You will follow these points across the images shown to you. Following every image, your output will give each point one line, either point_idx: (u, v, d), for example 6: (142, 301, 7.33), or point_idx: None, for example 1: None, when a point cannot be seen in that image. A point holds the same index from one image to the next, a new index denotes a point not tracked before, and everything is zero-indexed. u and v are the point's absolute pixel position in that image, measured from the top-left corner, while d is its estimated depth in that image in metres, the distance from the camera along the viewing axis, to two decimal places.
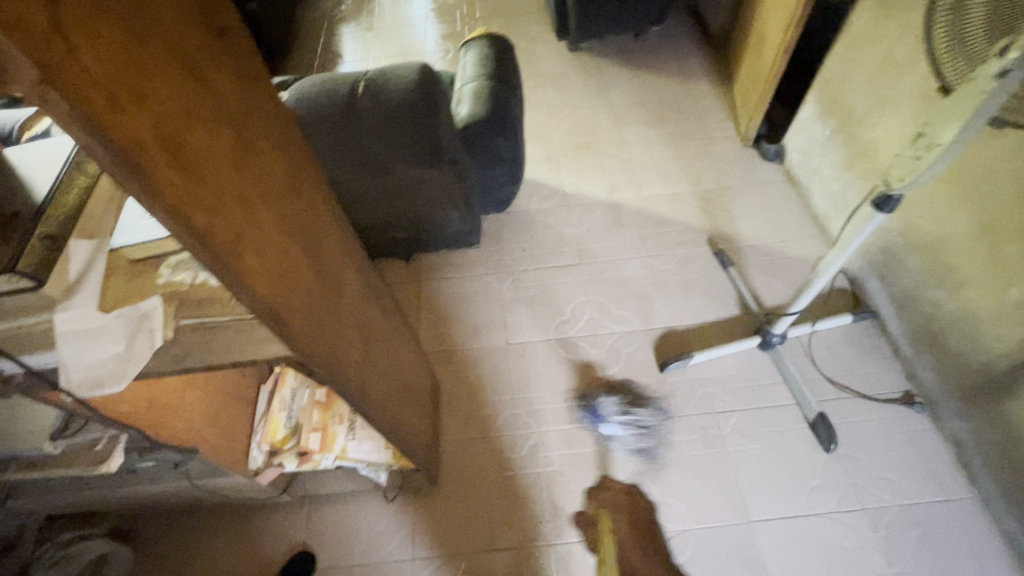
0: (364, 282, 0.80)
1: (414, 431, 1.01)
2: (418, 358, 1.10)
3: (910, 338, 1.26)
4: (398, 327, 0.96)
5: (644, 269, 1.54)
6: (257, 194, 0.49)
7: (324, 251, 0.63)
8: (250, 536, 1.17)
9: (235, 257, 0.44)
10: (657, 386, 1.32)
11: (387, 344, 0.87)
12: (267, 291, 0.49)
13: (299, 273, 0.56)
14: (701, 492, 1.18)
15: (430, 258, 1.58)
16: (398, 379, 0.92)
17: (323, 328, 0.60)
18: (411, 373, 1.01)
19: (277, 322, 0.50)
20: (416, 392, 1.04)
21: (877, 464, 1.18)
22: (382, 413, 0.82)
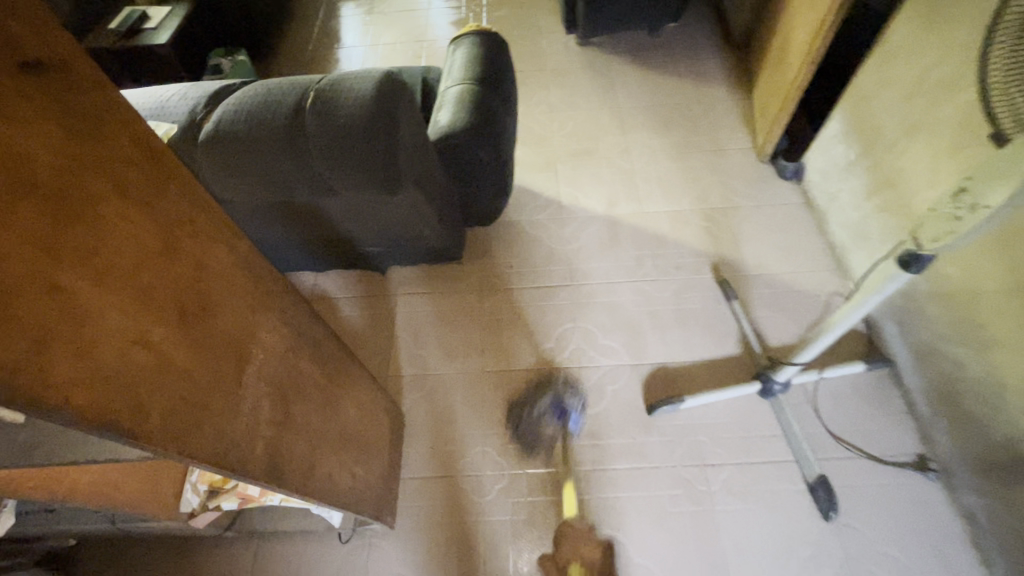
0: (295, 334, 0.70)
1: (362, 481, 0.92)
2: (375, 397, 1.00)
3: (927, 396, 1.13)
4: (345, 373, 0.86)
5: (638, 296, 1.41)
6: (92, 274, 0.38)
7: (220, 318, 0.52)
8: (192, 570, 1.10)
9: (34, 369, 0.33)
10: (641, 430, 1.21)
11: (324, 398, 0.77)
12: (102, 398, 0.38)
13: (167, 359, 0.45)
14: (680, 555, 1.07)
15: (409, 271, 1.47)
16: (338, 432, 0.82)
17: (204, 417, 0.49)
18: (360, 419, 0.91)
19: (119, 432, 0.40)
20: (367, 437, 0.94)
21: (879, 537, 1.06)
22: (310, 481, 0.71)
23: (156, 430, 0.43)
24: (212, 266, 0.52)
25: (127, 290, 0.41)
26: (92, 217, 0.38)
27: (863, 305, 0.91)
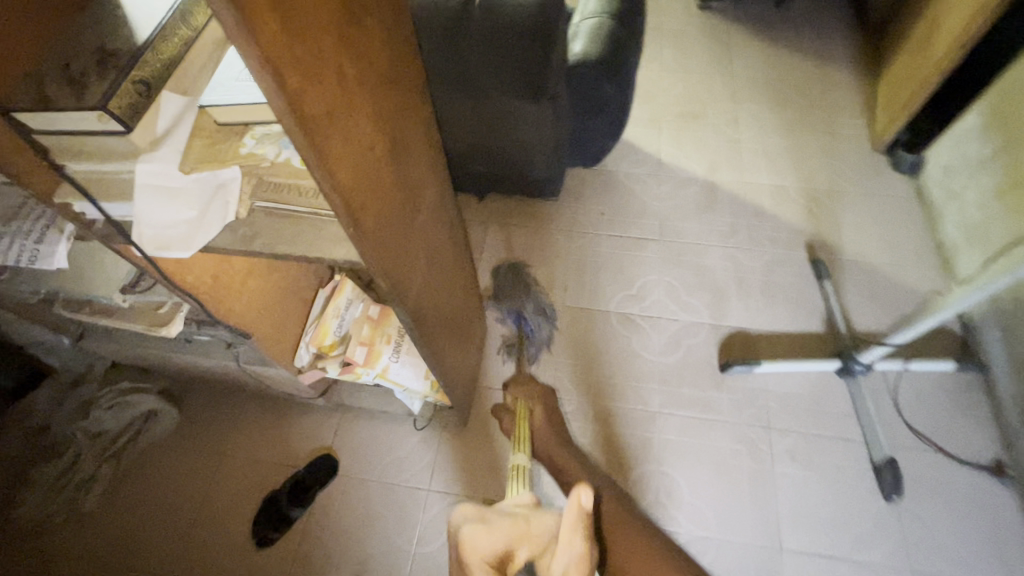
0: (440, 205, 0.76)
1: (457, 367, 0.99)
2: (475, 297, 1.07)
3: (1019, 404, 1.11)
4: (462, 260, 0.92)
5: (727, 261, 1.41)
6: (356, 78, 0.44)
7: (408, 160, 0.59)
8: (281, 428, 1.22)
9: (323, 139, 0.40)
10: (712, 386, 1.23)
11: (448, 273, 0.84)
12: (348, 187, 0.45)
13: (380, 175, 0.51)
14: (732, 503, 1.10)
15: (505, 201, 1.52)
16: (451, 311, 0.89)
17: (391, 240, 0.57)
18: (462, 313, 0.98)
19: (351, 224, 0.47)
20: (464, 332, 1.01)
21: (937, 526, 1.06)
22: (432, 343, 0.79)
23: (366, 227, 0.50)
24: (411, 110, 0.58)
25: (370, 96, 0.47)
26: (360, 23, 0.43)
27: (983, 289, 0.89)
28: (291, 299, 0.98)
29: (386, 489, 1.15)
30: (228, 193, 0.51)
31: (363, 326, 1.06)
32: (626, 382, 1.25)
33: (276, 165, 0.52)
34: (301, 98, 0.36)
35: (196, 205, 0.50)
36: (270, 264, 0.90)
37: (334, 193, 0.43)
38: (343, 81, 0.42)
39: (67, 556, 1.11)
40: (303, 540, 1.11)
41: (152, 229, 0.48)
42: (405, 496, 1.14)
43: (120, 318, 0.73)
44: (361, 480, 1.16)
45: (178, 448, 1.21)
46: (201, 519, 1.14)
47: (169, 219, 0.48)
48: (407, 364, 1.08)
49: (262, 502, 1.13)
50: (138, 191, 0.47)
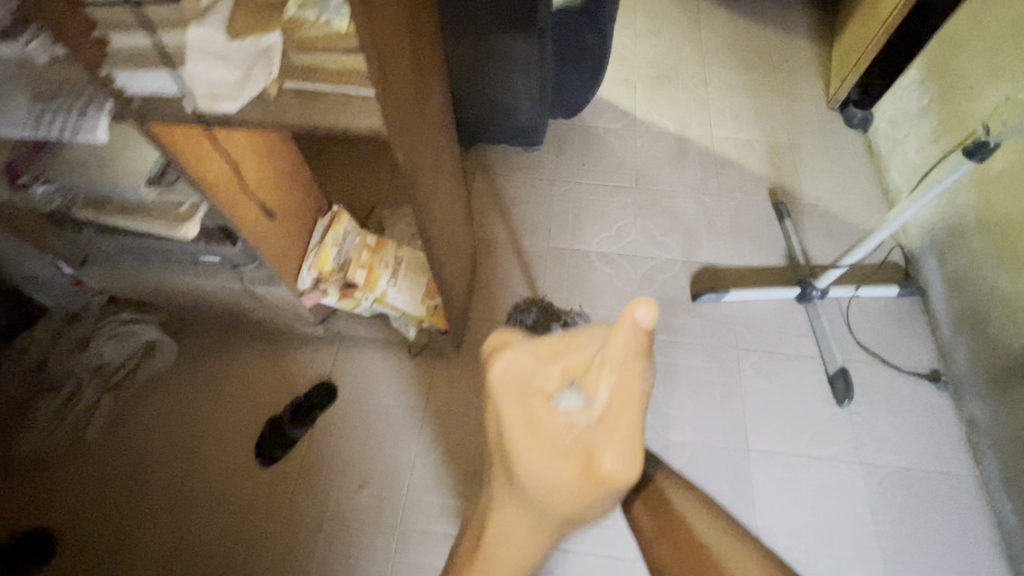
0: (435, 113, 0.84)
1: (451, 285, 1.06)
2: (457, 220, 1.15)
3: (952, 319, 1.25)
4: (448, 175, 1.00)
5: (698, 205, 1.52)
6: None
7: (414, 50, 0.66)
8: (279, 360, 1.25)
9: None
10: (685, 314, 1.33)
11: (439, 181, 0.92)
12: (379, 46, 0.52)
13: (399, 51, 0.59)
14: (705, 413, 1.21)
15: (490, 152, 1.58)
16: (442, 221, 0.97)
17: (405, 117, 0.64)
18: (450, 230, 1.06)
19: (381, 83, 0.54)
20: (449, 250, 1.08)
21: (883, 425, 1.18)
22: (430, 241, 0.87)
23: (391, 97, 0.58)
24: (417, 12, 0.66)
25: None
26: None
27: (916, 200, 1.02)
28: (296, 221, 1.04)
29: (385, 413, 1.21)
30: (268, 58, 0.58)
31: (362, 251, 1.13)
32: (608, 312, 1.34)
33: (315, 27, 0.57)
34: None
35: (240, 67, 0.58)
36: (277, 182, 0.95)
37: (371, 51, 0.51)
38: None
39: (70, 484, 1.14)
40: (305, 460, 1.16)
41: (204, 85, 0.58)
42: (403, 418, 1.21)
43: (140, 216, 0.78)
44: (361, 404, 1.22)
45: (178, 381, 1.24)
46: (204, 446, 1.18)
47: (213, 79, 0.58)
48: (404, 289, 1.15)
49: (265, 425, 1.18)
50: (190, 54, 0.56)
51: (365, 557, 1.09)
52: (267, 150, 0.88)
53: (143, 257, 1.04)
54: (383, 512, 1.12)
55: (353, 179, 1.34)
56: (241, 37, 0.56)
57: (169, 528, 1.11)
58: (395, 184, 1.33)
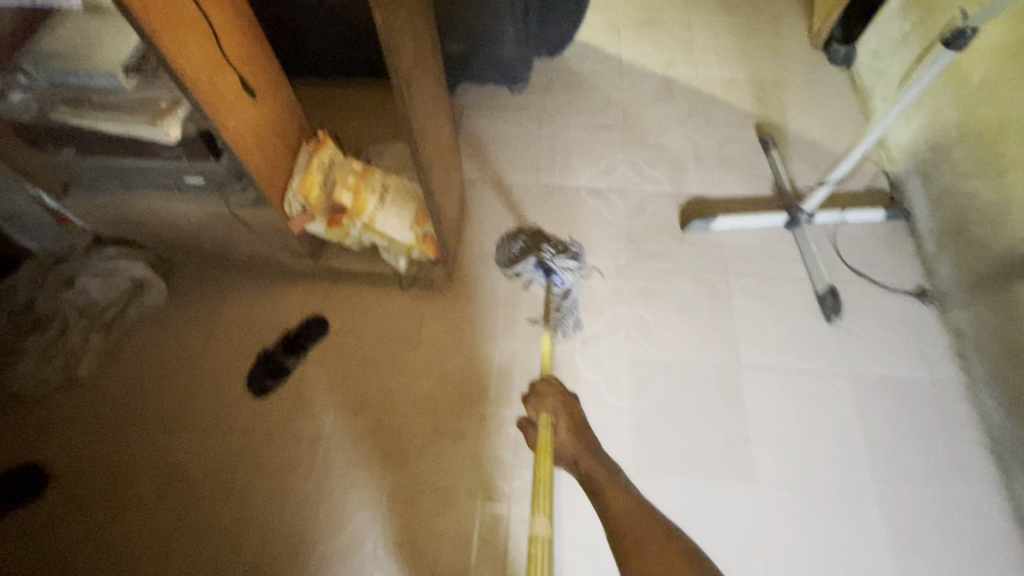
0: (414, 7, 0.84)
1: (437, 203, 1.07)
2: (445, 143, 1.15)
3: (937, 234, 1.26)
4: (431, 87, 1.00)
5: (686, 140, 1.52)
6: None
7: None
8: (269, 295, 1.24)
9: None
10: (674, 241, 1.34)
11: (421, 84, 0.92)
12: None
13: None
14: (695, 333, 1.21)
15: (475, 94, 1.57)
16: (426, 129, 0.97)
17: None
18: (435, 145, 1.05)
19: None
20: (438, 169, 1.08)
21: (872, 338, 1.20)
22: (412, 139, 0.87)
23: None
24: None
25: None
26: None
27: (901, 100, 1.05)
28: (280, 141, 1.03)
29: (377, 343, 1.21)
30: None
31: (349, 176, 1.11)
32: (599, 243, 1.34)
33: None
34: None
35: None
36: (263, 98, 0.95)
37: None
38: None
39: (65, 417, 1.13)
40: (299, 388, 1.16)
41: None
42: (396, 347, 1.20)
43: (120, 115, 0.78)
44: (352, 336, 1.21)
45: (168, 320, 1.23)
46: (196, 380, 1.17)
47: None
48: (393, 215, 1.14)
49: (260, 355, 1.18)
50: None
51: (362, 478, 1.09)
52: (246, 57, 0.88)
53: (128, 182, 1.03)
54: (378, 436, 1.12)
55: (338, 115, 1.33)
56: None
57: (165, 458, 1.11)
58: (381, 119, 1.32)
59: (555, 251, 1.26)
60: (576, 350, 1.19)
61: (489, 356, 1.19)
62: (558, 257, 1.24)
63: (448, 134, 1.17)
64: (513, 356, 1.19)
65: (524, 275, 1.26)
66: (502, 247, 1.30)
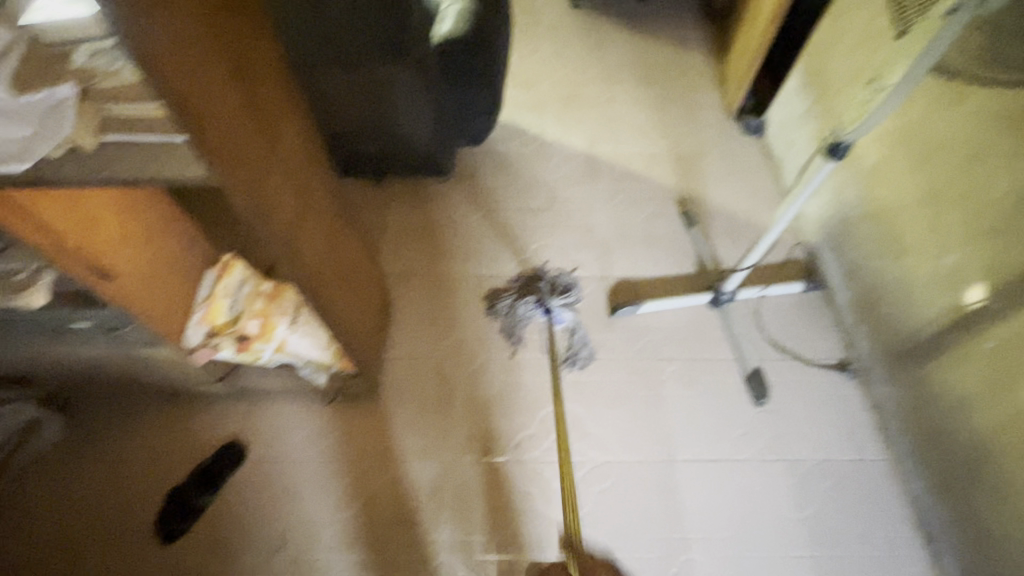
0: (316, 161, 0.85)
1: (349, 328, 1.05)
2: (365, 261, 1.15)
3: (851, 307, 1.30)
4: (342, 220, 1.01)
5: (612, 221, 1.53)
6: (217, 38, 0.54)
7: (274, 113, 0.68)
8: (179, 425, 1.17)
9: (171, 86, 0.48)
10: (604, 328, 1.34)
11: (327, 228, 0.92)
12: (200, 122, 0.53)
13: (239, 123, 0.59)
14: (627, 427, 1.20)
15: (399, 185, 1.56)
16: (336, 264, 0.98)
17: (257, 179, 0.65)
18: (351, 268, 1.05)
19: (207, 153, 0.55)
20: (354, 291, 1.07)
21: (800, 418, 1.21)
22: (308, 287, 0.86)
23: (227, 164, 0.58)
24: (257, 41, 0.62)
25: (205, 17, 0.52)
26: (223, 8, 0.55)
27: (799, 196, 1.09)
28: (177, 275, 0.97)
29: (296, 466, 1.15)
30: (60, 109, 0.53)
31: (256, 301, 1.05)
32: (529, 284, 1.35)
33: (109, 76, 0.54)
34: (158, 63, 0.46)
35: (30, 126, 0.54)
36: (153, 241, 0.90)
37: (186, 126, 0.51)
38: (210, 38, 0.53)
39: None
40: (213, 528, 1.08)
41: None
42: (319, 470, 1.14)
43: None
44: (273, 462, 1.15)
45: (67, 459, 1.13)
46: (99, 527, 1.08)
47: (3, 134, 0.54)
48: (305, 335, 1.08)
49: (168, 494, 1.10)
50: None
51: None
52: (124, 207, 0.83)
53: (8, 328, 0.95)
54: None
55: None
56: (29, 95, 0.53)
57: None
58: None
59: (552, 288, 1.33)
60: (510, 458, 1.16)
61: (417, 473, 1.14)
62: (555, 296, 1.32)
63: (364, 245, 1.14)
64: (444, 469, 1.15)
65: (525, 313, 1.31)
66: (489, 301, 1.36)
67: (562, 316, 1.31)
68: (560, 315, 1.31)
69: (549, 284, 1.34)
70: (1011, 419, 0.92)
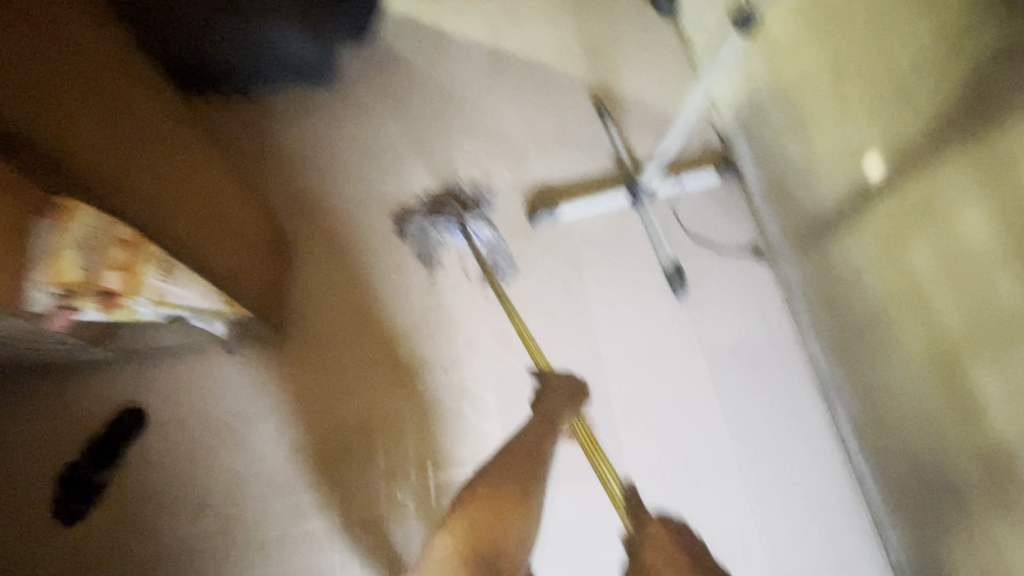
0: (156, 111, 0.82)
1: (242, 278, 1.00)
2: (246, 204, 1.08)
3: (763, 192, 1.30)
4: (209, 169, 0.97)
5: (524, 122, 1.41)
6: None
7: (77, 52, 0.65)
8: (63, 398, 1.05)
9: None
10: (524, 239, 1.28)
11: (189, 178, 0.89)
12: None
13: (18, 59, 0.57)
14: (553, 336, 1.19)
15: (278, 99, 1.35)
16: (212, 215, 0.93)
17: (64, 119, 0.62)
18: (230, 215, 0.99)
19: None
20: (240, 238, 1.01)
21: (716, 306, 1.25)
22: (178, 243, 0.82)
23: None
24: None
25: None
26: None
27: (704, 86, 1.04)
28: None
29: (208, 421, 1.07)
30: None
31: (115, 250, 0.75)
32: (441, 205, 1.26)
33: None
34: None
35: None
36: None
37: None
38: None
39: None
40: (127, 499, 1.01)
41: None
42: (234, 422, 1.08)
43: None
44: (180, 421, 1.07)
45: None
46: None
47: None
48: (190, 284, 0.87)
49: (60, 473, 1.01)
50: None
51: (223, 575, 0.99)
52: None
53: None
54: (229, 531, 1.01)
55: None
56: None
57: None
58: None
59: (464, 206, 1.25)
60: (438, 381, 1.13)
61: (342, 410, 1.10)
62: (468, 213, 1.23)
63: (237, 181, 1.06)
64: (370, 403, 1.11)
65: (438, 236, 1.23)
66: (398, 223, 1.25)
67: (479, 235, 1.23)
68: (476, 232, 1.22)
69: (460, 203, 1.25)
70: (899, 285, 0.97)
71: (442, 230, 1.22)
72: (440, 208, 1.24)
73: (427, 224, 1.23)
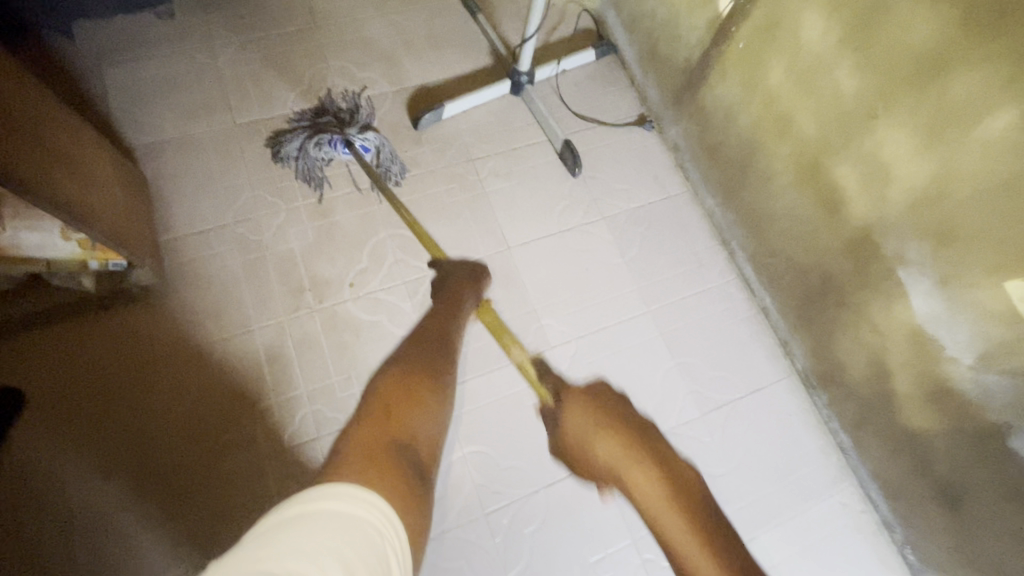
0: None
1: (109, 223, 0.93)
2: (92, 144, 0.97)
3: (639, 61, 1.32)
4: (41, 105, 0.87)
5: (391, 27, 1.34)
6: None
7: None
8: None
9: None
10: (412, 144, 1.23)
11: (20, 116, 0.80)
12: None
13: None
14: (458, 233, 1.17)
15: (105, 35, 1.19)
16: (55, 156, 0.85)
17: None
18: (74, 155, 0.90)
19: None
20: (93, 180, 0.92)
21: (612, 178, 1.27)
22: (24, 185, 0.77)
23: None
24: None
25: None
26: None
27: None
28: None
29: (102, 384, 0.98)
30: None
31: None
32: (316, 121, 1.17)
33: None
34: None
35: None
36: None
37: None
38: None
39: None
40: (26, 481, 0.92)
41: None
42: (133, 379, 0.99)
43: None
44: (70, 390, 0.97)
45: None
46: None
47: None
48: None
49: None
50: None
51: (147, 536, 0.92)
52: None
53: None
54: (150, 488, 0.95)
55: None
56: None
57: None
58: None
59: (341, 118, 1.16)
60: (348, 298, 1.10)
61: (251, 344, 1.04)
62: (347, 125, 1.15)
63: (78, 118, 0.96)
64: (281, 332, 1.06)
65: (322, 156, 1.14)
66: (275, 151, 1.15)
67: (364, 145, 1.16)
68: (360, 142, 1.15)
69: (335, 116, 1.16)
70: (762, 108, 1.03)
71: (325, 148, 1.14)
72: (317, 126, 1.15)
73: (307, 145, 1.14)
